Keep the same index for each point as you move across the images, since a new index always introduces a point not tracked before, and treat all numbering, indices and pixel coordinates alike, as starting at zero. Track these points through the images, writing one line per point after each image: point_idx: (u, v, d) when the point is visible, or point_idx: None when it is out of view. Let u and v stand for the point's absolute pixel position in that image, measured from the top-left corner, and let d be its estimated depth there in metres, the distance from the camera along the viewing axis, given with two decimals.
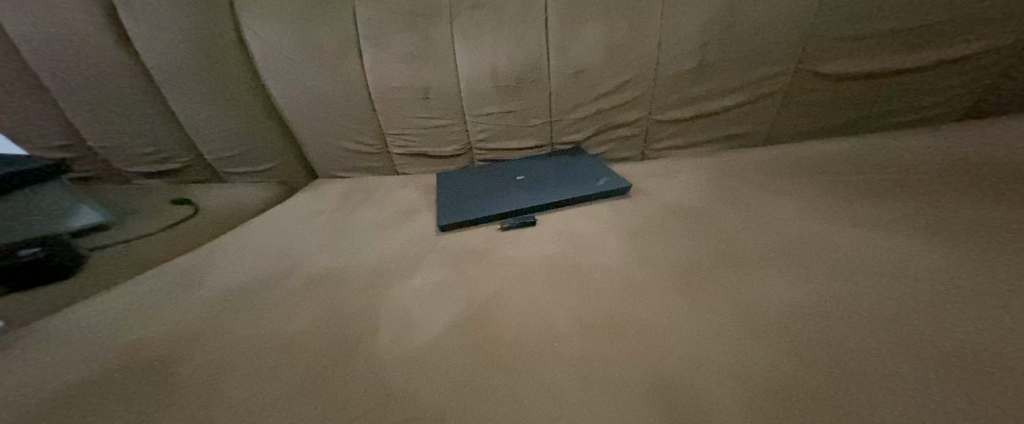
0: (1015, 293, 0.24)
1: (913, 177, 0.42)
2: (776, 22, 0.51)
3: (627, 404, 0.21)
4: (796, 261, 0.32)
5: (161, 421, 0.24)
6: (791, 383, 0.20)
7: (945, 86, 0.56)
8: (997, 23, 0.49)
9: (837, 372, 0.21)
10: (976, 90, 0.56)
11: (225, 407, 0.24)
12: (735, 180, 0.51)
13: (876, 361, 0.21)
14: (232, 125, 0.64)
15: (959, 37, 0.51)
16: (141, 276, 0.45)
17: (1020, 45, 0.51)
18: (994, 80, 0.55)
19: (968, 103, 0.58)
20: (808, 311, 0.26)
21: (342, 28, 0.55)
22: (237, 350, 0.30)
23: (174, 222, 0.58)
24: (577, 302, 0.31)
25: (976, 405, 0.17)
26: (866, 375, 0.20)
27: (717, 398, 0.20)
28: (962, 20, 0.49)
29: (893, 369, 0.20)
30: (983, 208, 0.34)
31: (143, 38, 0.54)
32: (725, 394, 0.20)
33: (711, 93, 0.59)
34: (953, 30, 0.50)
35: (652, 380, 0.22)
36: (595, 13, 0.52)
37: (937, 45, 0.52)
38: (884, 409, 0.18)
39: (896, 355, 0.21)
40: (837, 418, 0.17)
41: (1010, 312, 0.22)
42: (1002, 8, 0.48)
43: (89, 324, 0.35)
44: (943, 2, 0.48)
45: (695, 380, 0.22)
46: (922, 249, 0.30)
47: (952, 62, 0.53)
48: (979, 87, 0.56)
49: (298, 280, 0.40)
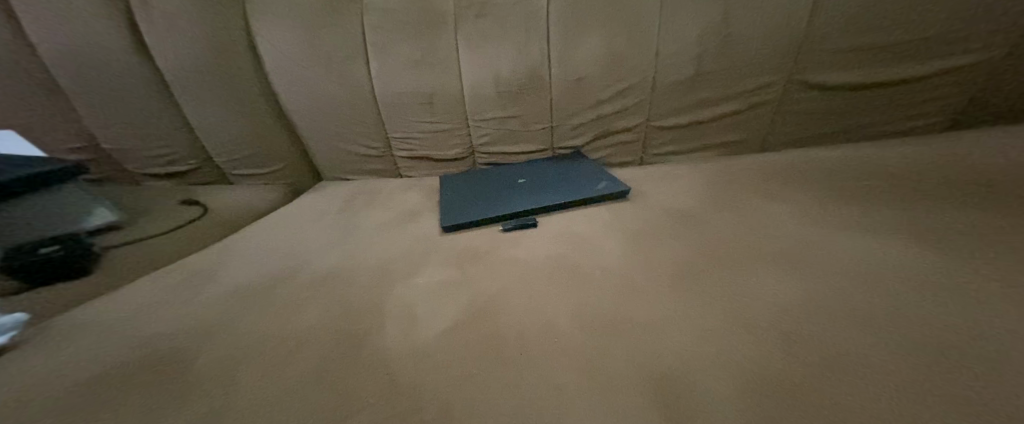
0: (998, 286, 0.25)
1: (904, 184, 0.43)
2: (766, 33, 0.54)
3: (628, 391, 0.22)
4: (787, 262, 0.33)
5: (177, 405, 0.24)
6: (779, 370, 0.21)
7: (928, 98, 0.58)
8: (969, 40, 0.52)
9: (819, 357, 0.22)
10: (955, 104, 0.59)
11: (241, 388, 0.25)
12: (732, 185, 0.52)
13: (863, 348, 0.22)
14: (242, 127, 0.66)
15: (936, 52, 0.54)
16: (152, 274, 0.46)
17: (991, 61, 0.54)
18: (972, 95, 0.58)
19: (950, 117, 0.61)
20: (795, 306, 0.27)
21: (354, 36, 0.58)
22: (248, 340, 0.31)
23: (184, 223, 0.59)
24: (578, 301, 0.32)
25: (961, 383, 0.18)
26: (859, 362, 0.21)
27: (718, 388, 0.21)
28: (937, 36, 0.52)
29: (881, 356, 0.21)
30: (969, 211, 0.35)
31: (161, 43, 0.56)
32: (726, 384, 0.21)
33: (705, 101, 0.61)
34: (930, 45, 0.53)
35: (655, 374, 0.23)
36: (593, 24, 0.55)
37: (917, 59, 0.55)
38: (874, 391, 0.18)
39: (878, 342, 0.22)
40: (832, 402, 0.18)
41: (991, 302, 0.23)
42: (975, 25, 0.51)
43: (101, 319, 0.36)
44: (919, 19, 0.51)
45: (697, 373, 0.22)
46: (910, 249, 0.31)
47: (933, 76, 0.56)
48: (958, 101, 0.58)
49: (306, 277, 0.41)
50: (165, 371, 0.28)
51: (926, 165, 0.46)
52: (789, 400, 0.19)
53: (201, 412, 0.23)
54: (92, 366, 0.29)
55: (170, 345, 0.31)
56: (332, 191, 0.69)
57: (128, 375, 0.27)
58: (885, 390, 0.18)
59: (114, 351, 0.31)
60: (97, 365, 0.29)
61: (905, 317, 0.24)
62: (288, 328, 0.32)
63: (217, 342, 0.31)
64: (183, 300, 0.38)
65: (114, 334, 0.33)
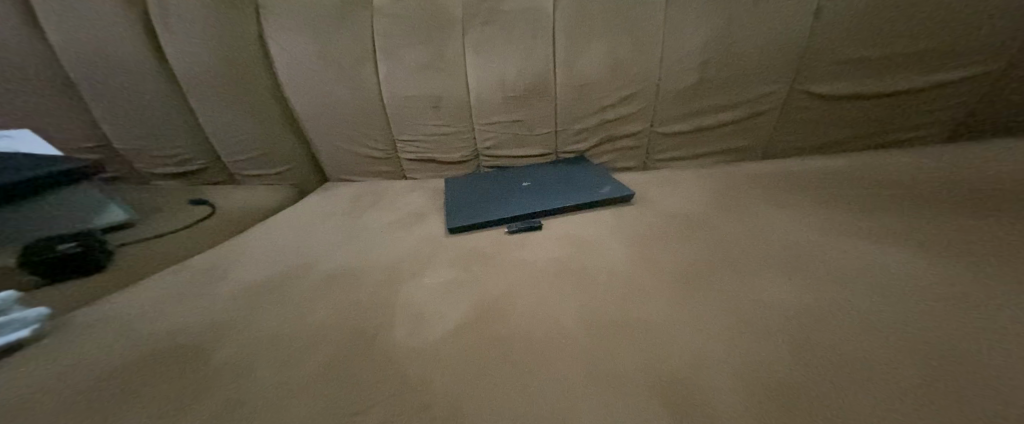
0: (1018, 295, 0.24)
1: (918, 191, 0.42)
2: (770, 41, 0.53)
3: (632, 393, 0.21)
4: (793, 269, 0.32)
5: (181, 396, 0.25)
6: (778, 375, 0.21)
7: (938, 107, 0.56)
8: (980, 50, 0.51)
9: (820, 362, 0.21)
10: (966, 114, 0.57)
11: (249, 380, 0.26)
12: (740, 190, 0.51)
13: (862, 353, 0.21)
14: (252, 129, 0.68)
15: (943, 62, 0.52)
16: (163, 272, 0.47)
17: (1002, 71, 0.52)
18: (984, 105, 0.56)
19: (963, 127, 0.58)
20: (798, 314, 0.26)
21: (362, 41, 0.59)
22: (252, 337, 0.31)
23: (193, 222, 0.61)
24: (586, 302, 0.32)
25: (967, 389, 0.17)
26: (857, 367, 0.20)
27: (719, 392, 0.20)
28: (945, 46, 0.51)
29: (882, 362, 0.20)
30: (986, 219, 0.34)
31: (179, 49, 0.59)
32: (726, 389, 0.20)
33: (708, 108, 0.61)
34: (937, 55, 0.52)
35: (654, 376, 0.22)
36: (597, 31, 0.55)
37: (924, 68, 0.53)
38: (874, 395, 0.18)
39: (880, 347, 0.21)
40: (830, 407, 0.18)
41: (1004, 309, 0.23)
42: (988, 33, 0.49)
43: (112, 314, 0.37)
44: (926, 28, 0.50)
45: (696, 377, 0.22)
46: (921, 256, 0.30)
47: (941, 86, 0.54)
48: (970, 111, 0.56)
49: (315, 275, 0.42)
50: (174, 363, 0.28)
51: (941, 171, 0.45)
52: (790, 402, 0.18)
53: (204, 404, 0.24)
54: (104, 360, 0.29)
55: (178, 341, 0.31)
56: (338, 191, 0.71)
57: (138, 366, 0.28)
58: (883, 391, 0.18)
59: (125, 345, 0.31)
60: (109, 359, 0.29)
61: (915, 324, 0.23)
62: (291, 325, 0.33)
63: (222, 338, 0.31)
64: (192, 297, 0.39)
65: (126, 329, 0.34)
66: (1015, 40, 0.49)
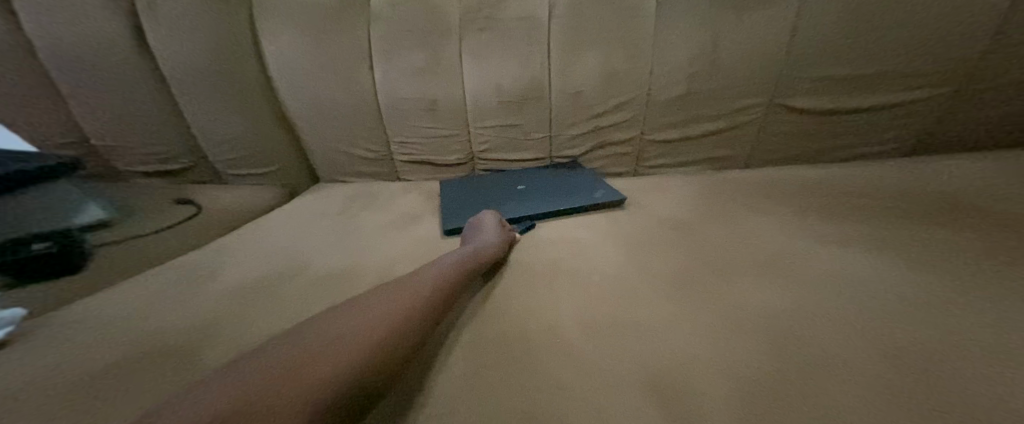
0: (988, 301, 0.25)
1: (901, 201, 0.43)
2: (759, 55, 0.55)
3: (627, 391, 0.21)
4: (778, 274, 0.33)
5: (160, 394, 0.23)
6: (760, 370, 0.21)
7: (915, 121, 0.58)
8: (951, 69, 0.53)
9: (802, 360, 0.22)
10: (943, 128, 0.59)
11: None
12: (729, 197, 0.52)
13: (837, 352, 0.22)
14: (242, 128, 0.67)
15: (919, 79, 0.55)
16: (145, 273, 0.46)
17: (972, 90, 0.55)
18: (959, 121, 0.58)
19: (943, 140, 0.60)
20: (783, 314, 0.27)
21: (359, 44, 0.59)
22: (237, 342, 0.30)
23: (176, 223, 0.59)
24: (580, 305, 0.32)
25: (940, 390, 0.18)
26: (832, 364, 0.21)
27: (707, 390, 0.20)
28: (918, 66, 0.53)
29: (866, 361, 0.21)
30: (962, 230, 0.35)
31: (169, 45, 0.58)
32: (716, 387, 0.21)
33: (700, 116, 0.62)
34: (912, 72, 0.54)
35: (647, 375, 0.22)
36: (591, 41, 0.56)
37: (902, 83, 0.55)
38: (847, 395, 0.18)
39: (858, 349, 0.22)
40: (805, 404, 0.18)
41: (980, 317, 0.23)
42: (955, 55, 0.52)
43: (83, 317, 0.35)
44: (901, 48, 0.52)
45: (687, 376, 0.22)
46: (897, 263, 0.32)
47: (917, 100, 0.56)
48: (946, 126, 0.58)
49: (303, 278, 0.41)
50: (154, 365, 0.27)
51: (924, 184, 0.47)
52: (770, 401, 0.19)
53: None
54: (75, 363, 0.27)
55: (159, 343, 0.30)
56: (329, 193, 0.69)
57: (114, 368, 0.26)
58: (858, 389, 0.19)
59: (95, 350, 0.29)
60: (79, 364, 0.27)
61: (893, 326, 0.24)
62: (281, 328, 0.32)
63: (203, 344, 0.30)
64: (170, 301, 0.37)
65: (98, 333, 0.32)
66: (979, 62, 0.52)
